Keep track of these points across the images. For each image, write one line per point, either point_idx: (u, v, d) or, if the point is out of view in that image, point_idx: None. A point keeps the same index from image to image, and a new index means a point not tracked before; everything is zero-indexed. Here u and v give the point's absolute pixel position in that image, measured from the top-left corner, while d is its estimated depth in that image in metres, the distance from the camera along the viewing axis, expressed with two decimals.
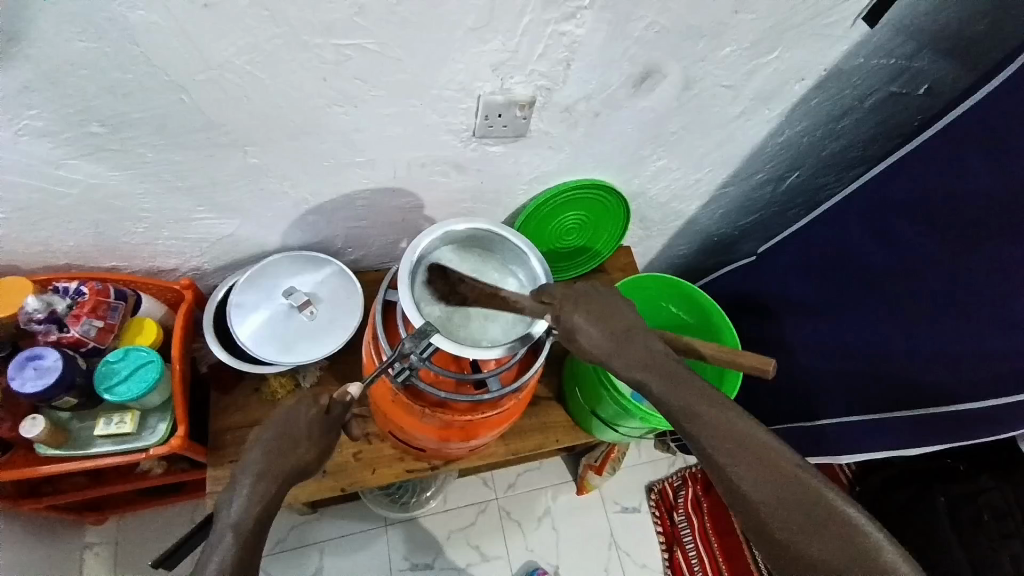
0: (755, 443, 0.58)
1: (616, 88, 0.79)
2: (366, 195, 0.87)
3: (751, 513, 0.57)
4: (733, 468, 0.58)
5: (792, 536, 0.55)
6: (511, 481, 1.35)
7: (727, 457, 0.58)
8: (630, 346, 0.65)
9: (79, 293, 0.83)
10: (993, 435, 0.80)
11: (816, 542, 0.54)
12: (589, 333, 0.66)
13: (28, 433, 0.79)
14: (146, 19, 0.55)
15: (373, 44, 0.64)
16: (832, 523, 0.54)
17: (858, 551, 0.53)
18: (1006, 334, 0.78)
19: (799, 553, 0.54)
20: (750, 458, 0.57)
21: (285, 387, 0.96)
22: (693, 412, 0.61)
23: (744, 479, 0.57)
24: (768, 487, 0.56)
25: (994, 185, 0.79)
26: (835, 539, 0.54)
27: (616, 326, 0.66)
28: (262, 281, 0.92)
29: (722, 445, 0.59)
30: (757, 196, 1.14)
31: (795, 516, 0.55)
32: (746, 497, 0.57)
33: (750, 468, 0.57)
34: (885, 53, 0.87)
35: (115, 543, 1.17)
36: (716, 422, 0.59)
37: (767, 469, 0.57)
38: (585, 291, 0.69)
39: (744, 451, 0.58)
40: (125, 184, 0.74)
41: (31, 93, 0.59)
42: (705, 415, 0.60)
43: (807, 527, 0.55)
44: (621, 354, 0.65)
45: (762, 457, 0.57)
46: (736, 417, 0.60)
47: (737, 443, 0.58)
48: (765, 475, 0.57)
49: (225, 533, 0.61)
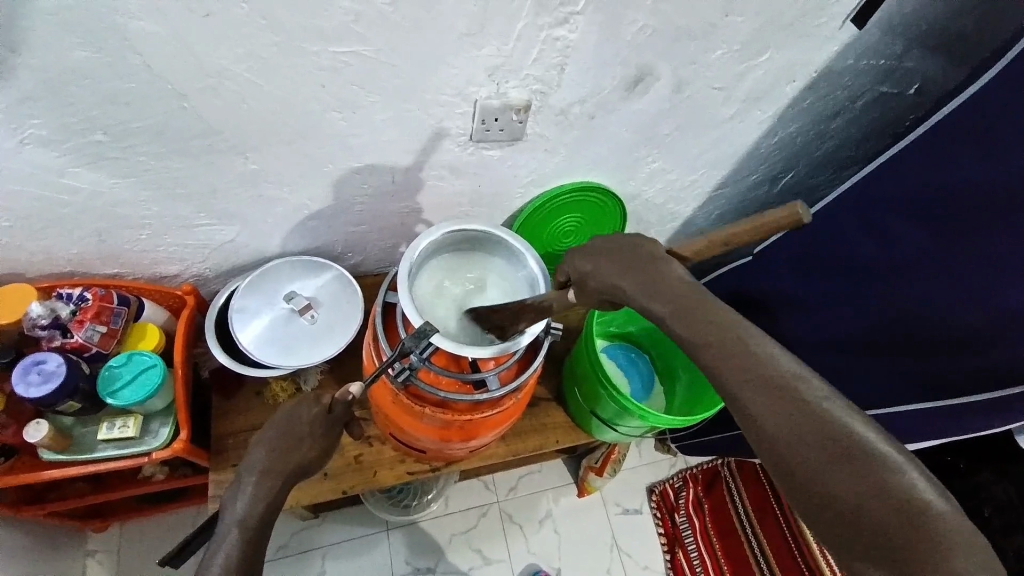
0: (779, 376, 0.50)
1: (609, 91, 0.81)
2: (365, 200, 0.88)
3: (772, 452, 0.49)
4: (752, 400, 0.50)
5: (823, 478, 0.46)
6: (512, 485, 1.36)
7: (743, 386, 0.51)
8: (642, 270, 0.62)
9: (82, 299, 0.84)
10: (991, 427, 0.83)
11: (853, 488, 0.45)
12: (603, 270, 0.65)
13: (31, 438, 0.80)
14: (146, 29, 0.57)
15: (370, 50, 0.65)
16: (868, 464, 0.45)
17: (901, 501, 0.44)
18: (1006, 325, 0.79)
19: (829, 498, 0.46)
20: (769, 387, 0.50)
21: (286, 391, 0.97)
22: (708, 339, 0.54)
23: (760, 410, 0.49)
24: (790, 422, 0.48)
25: (994, 175, 0.79)
26: (873, 484, 0.45)
27: (632, 253, 0.64)
28: (263, 285, 0.93)
29: (741, 379, 0.51)
30: (751, 197, 1.15)
31: (822, 453, 0.46)
32: (768, 433, 0.49)
33: (769, 397, 0.49)
34: (874, 54, 0.88)
35: (116, 551, 1.17)
36: (731, 350, 0.52)
37: (792, 400, 0.49)
38: (596, 241, 0.68)
39: (762, 382, 0.50)
40: (125, 192, 0.75)
41: (34, 103, 0.60)
42: (716, 343, 0.53)
43: (837, 465, 0.46)
44: (629, 277, 0.62)
45: (773, 381, 0.50)
46: (758, 342, 0.53)
47: (753, 371, 0.51)
48: (782, 406, 0.49)
49: (231, 528, 0.62)
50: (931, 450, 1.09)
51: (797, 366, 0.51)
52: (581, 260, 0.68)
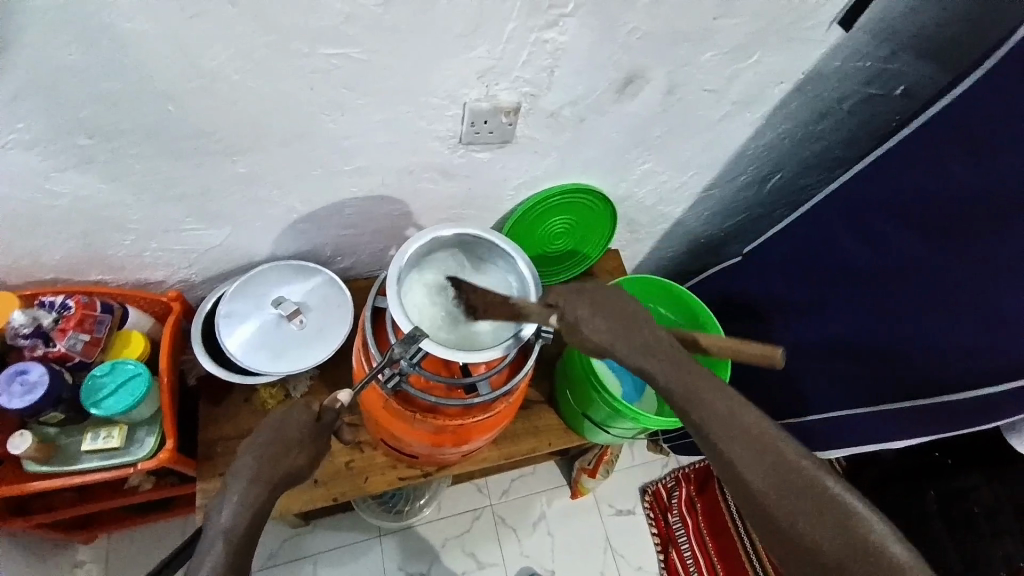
0: (752, 428, 0.61)
1: (601, 93, 0.80)
2: (355, 203, 0.87)
3: (750, 494, 0.59)
4: (734, 451, 0.60)
5: (800, 525, 0.56)
6: (505, 488, 1.35)
7: (729, 440, 0.60)
8: (635, 332, 0.67)
9: (65, 307, 0.82)
10: (987, 423, 0.81)
11: (820, 527, 0.56)
12: (593, 321, 0.67)
13: (15, 449, 0.78)
14: (134, 30, 0.55)
15: (359, 52, 0.64)
16: (835, 510, 0.56)
17: (855, 536, 0.55)
18: (991, 330, 0.79)
19: (800, 535, 0.56)
20: (754, 443, 0.60)
21: (275, 398, 0.96)
22: (692, 393, 0.63)
23: (740, 458, 0.60)
24: (775, 476, 0.58)
25: (982, 183, 0.80)
26: (836, 523, 0.55)
27: (621, 312, 0.68)
28: (251, 290, 0.92)
29: (722, 430, 0.61)
30: (741, 198, 1.15)
31: (792, 496, 0.57)
32: (752, 484, 0.59)
33: (747, 448, 0.60)
34: (861, 56, 0.89)
35: (105, 561, 1.15)
36: (711, 402, 0.62)
37: (763, 450, 0.60)
38: (561, 289, 0.70)
39: (747, 441, 0.60)
40: (112, 196, 0.73)
41: (18, 107, 0.59)
42: (700, 397, 0.63)
43: (815, 514, 0.56)
44: (626, 339, 0.67)
45: (751, 434, 0.60)
46: (734, 401, 0.63)
47: (732, 425, 0.61)
48: (757, 455, 0.59)
49: (217, 539, 0.61)
50: (921, 447, 1.10)
51: (767, 420, 0.62)
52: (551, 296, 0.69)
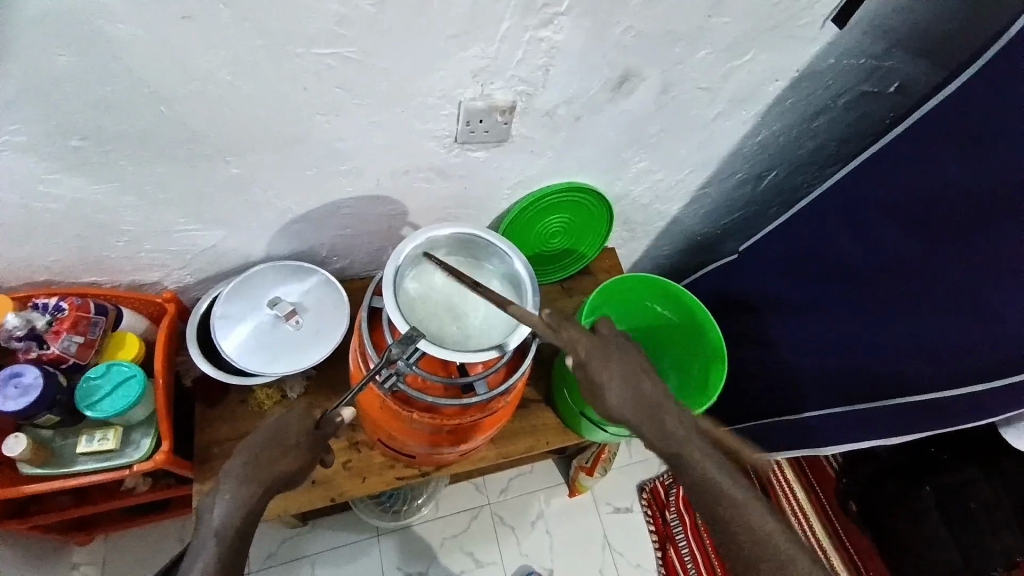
0: (748, 514, 0.66)
1: (596, 92, 0.80)
2: (351, 203, 0.87)
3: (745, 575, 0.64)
4: (732, 534, 0.66)
5: None
6: (503, 486, 1.35)
7: (726, 522, 0.66)
8: (657, 420, 0.71)
9: (58, 309, 0.82)
10: (977, 420, 0.80)
11: None
12: (616, 395, 0.71)
13: (10, 451, 0.78)
14: (128, 33, 0.55)
15: (354, 52, 0.64)
16: None
17: None
18: (982, 324, 0.80)
19: None
20: (749, 532, 0.65)
21: (271, 399, 0.95)
22: (695, 475, 0.69)
23: (736, 542, 0.65)
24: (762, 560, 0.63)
25: (977, 180, 0.80)
26: None
27: (644, 396, 0.72)
28: (246, 291, 0.92)
29: (721, 514, 0.67)
30: (737, 196, 1.16)
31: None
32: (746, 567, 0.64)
33: (741, 533, 0.65)
34: (855, 53, 0.89)
35: (101, 564, 1.14)
36: (711, 487, 0.68)
37: (755, 536, 0.64)
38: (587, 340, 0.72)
39: (740, 529, 0.65)
40: (107, 199, 0.73)
41: (11, 111, 0.58)
42: (701, 479, 0.68)
43: None
44: (650, 425, 0.71)
45: (745, 521, 0.66)
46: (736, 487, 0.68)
47: (729, 511, 0.66)
48: (749, 540, 0.65)
49: (209, 539, 0.61)
50: (918, 442, 1.09)
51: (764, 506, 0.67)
52: (568, 337, 0.71)
